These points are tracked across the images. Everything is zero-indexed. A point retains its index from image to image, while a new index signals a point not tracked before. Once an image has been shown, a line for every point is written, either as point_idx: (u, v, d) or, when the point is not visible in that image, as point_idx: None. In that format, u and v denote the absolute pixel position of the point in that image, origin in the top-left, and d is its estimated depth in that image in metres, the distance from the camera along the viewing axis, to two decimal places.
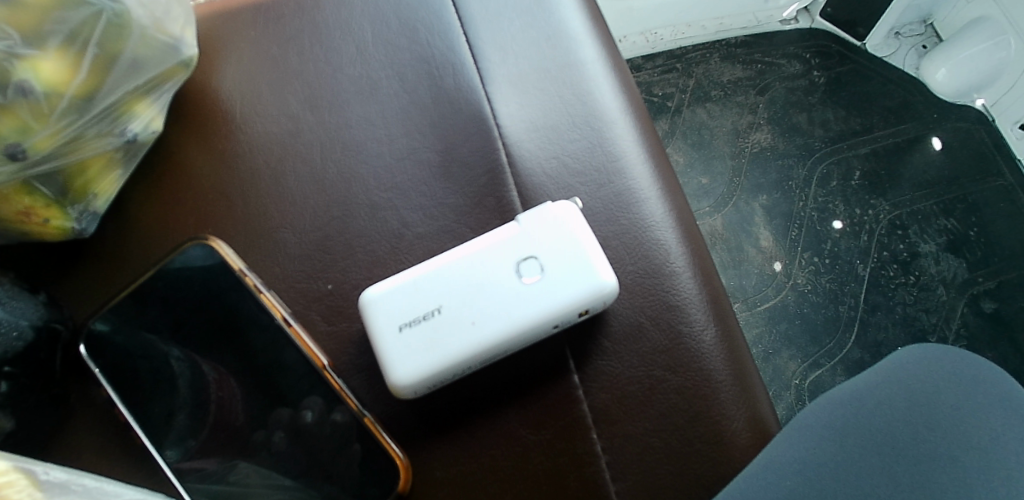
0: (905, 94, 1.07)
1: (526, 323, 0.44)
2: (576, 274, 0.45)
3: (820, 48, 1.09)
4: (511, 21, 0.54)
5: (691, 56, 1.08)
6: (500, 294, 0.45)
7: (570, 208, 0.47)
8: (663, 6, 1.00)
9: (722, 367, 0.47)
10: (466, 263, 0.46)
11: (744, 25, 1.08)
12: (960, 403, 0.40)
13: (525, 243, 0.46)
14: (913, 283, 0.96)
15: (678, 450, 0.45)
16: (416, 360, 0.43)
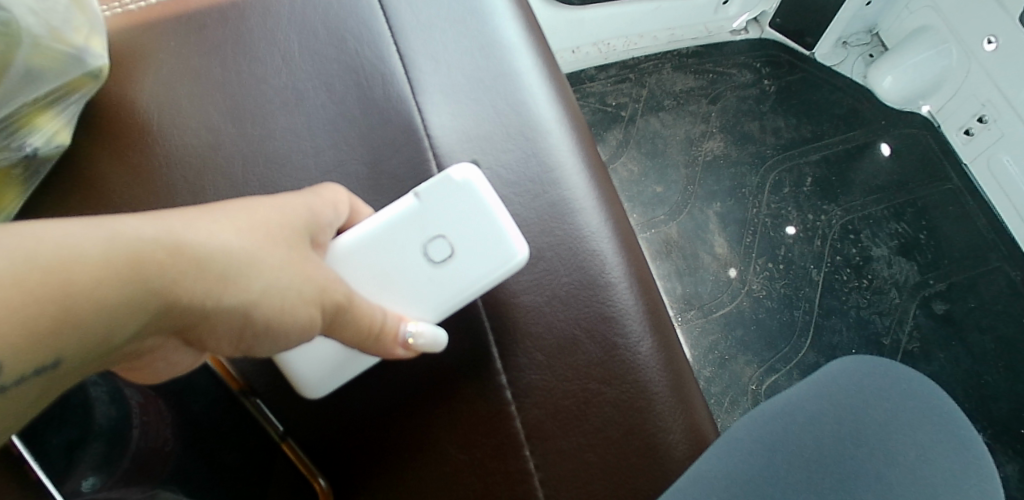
0: (852, 101, 1.09)
1: (442, 305, 0.46)
2: (486, 250, 0.46)
3: (769, 58, 1.11)
4: (444, 30, 0.53)
5: (644, 66, 1.09)
6: (413, 279, 0.46)
7: (473, 171, 0.47)
8: (614, 16, 1.00)
9: (659, 378, 0.47)
10: (371, 246, 0.46)
11: (696, 36, 1.09)
12: (887, 416, 0.40)
13: (431, 220, 0.47)
14: (866, 286, 0.97)
15: (613, 464, 0.45)
16: (327, 366, 0.45)
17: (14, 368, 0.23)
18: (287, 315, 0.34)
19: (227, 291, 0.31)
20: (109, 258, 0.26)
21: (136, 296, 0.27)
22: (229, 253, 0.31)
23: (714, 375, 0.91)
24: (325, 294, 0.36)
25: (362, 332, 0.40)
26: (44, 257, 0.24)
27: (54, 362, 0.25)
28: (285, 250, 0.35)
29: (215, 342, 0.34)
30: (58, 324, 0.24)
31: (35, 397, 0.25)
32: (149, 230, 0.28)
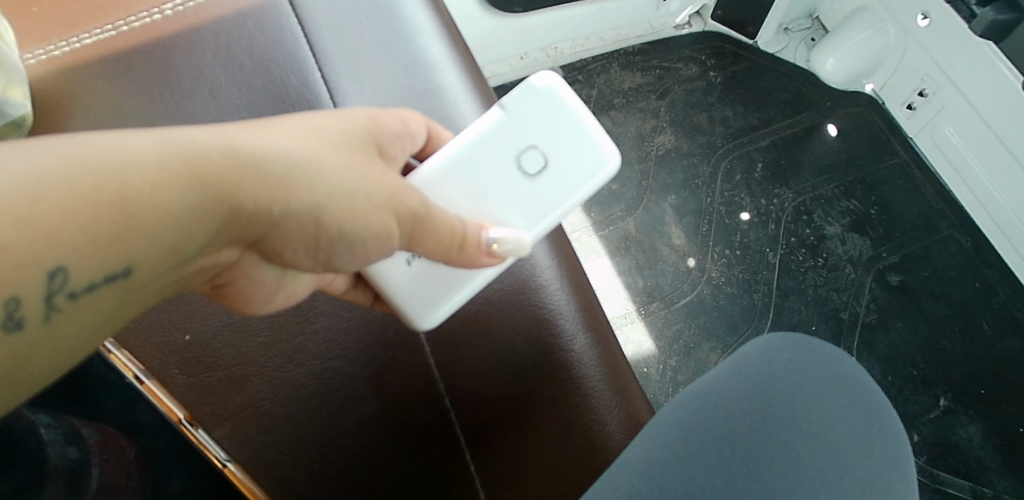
0: (797, 86, 1.12)
1: (544, 214, 0.50)
2: (580, 155, 0.50)
3: (714, 50, 1.14)
4: (369, 52, 0.55)
5: (592, 67, 1.12)
6: (512, 193, 0.51)
7: (555, 82, 0.50)
8: (557, 21, 1.02)
9: (594, 372, 0.49)
10: (470, 168, 0.51)
11: (641, 34, 1.11)
12: (790, 390, 0.44)
13: (522, 137, 0.51)
14: (821, 264, 1.00)
15: (551, 459, 0.48)
16: (432, 296, 0.48)
17: (85, 272, 0.28)
18: (351, 220, 0.38)
19: (287, 196, 0.34)
20: (164, 165, 0.29)
21: (201, 203, 0.30)
22: (287, 158, 0.34)
23: (680, 363, 0.93)
24: (395, 203, 0.39)
25: (448, 238, 0.43)
26: (97, 161, 0.27)
27: (126, 269, 0.29)
28: (351, 161, 0.38)
29: (290, 249, 0.38)
30: (120, 231, 0.28)
31: (114, 303, 0.30)
32: (206, 137, 0.31)
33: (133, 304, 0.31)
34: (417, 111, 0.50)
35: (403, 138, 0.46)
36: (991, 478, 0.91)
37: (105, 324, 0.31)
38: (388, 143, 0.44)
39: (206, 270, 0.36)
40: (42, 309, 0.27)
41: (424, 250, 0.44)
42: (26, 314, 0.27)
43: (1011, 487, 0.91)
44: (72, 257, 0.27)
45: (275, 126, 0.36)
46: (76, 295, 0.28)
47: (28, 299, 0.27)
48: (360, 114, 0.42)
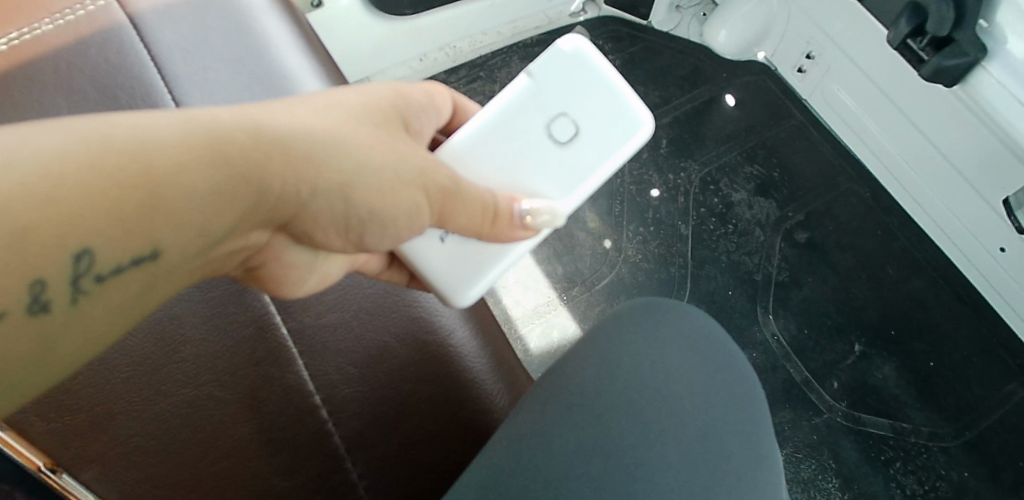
0: (693, 61, 1.15)
1: (577, 179, 0.56)
2: (608, 120, 0.56)
3: (611, 34, 1.16)
4: (223, 72, 0.57)
5: (492, 62, 1.13)
6: (546, 160, 0.56)
7: (583, 53, 0.55)
8: (451, 18, 1.03)
9: (474, 362, 0.55)
10: (504, 139, 0.57)
11: (537, 25, 1.13)
12: (641, 351, 0.51)
13: (553, 108, 0.56)
14: (732, 231, 1.03)
15: (435, 450, 0.53)
16: (468, 273, 0.54)
17: (110, 256, 0.29)
18: (379, 201, 0.41)
19: (313, 176, 0.36)
20: (190, 144, 0.30)
21: (227, 183, 0.32)
22: (309, 138, 0.36)
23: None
24: (420, 183, 0.43)
25: (481, 213, 0.48)
26: (121, 143, 0.28)
27: (152, 252, 0.31)
28: (376, 142, 0.41)
29: (319, 230, 0.41)
30: (150, 210, 0.29)
31: (139, 287, 0.32)
32: (232, 117, 0.33)
33: (160, 286, 0.33)
34: (444, 86, 0.56)
35: (422, 112, 0.51)
36: (910, 414, 0.95)
37: (131, 309, 0.33)
38: (409, 121, 0.48)
39: (234, 253, 0.39)
40: (69, 293, 0.29)
41: (456, 226, 0.48)
42: (52, 297, 0.28)
43: (928, 419, 0.95)
44: (104, 241, 0.28)
45: (295, 106, 0.38)
46: (102, 279, 0.30)
47: (55, 283, 0.28)
48: (378, 92, 0.45)
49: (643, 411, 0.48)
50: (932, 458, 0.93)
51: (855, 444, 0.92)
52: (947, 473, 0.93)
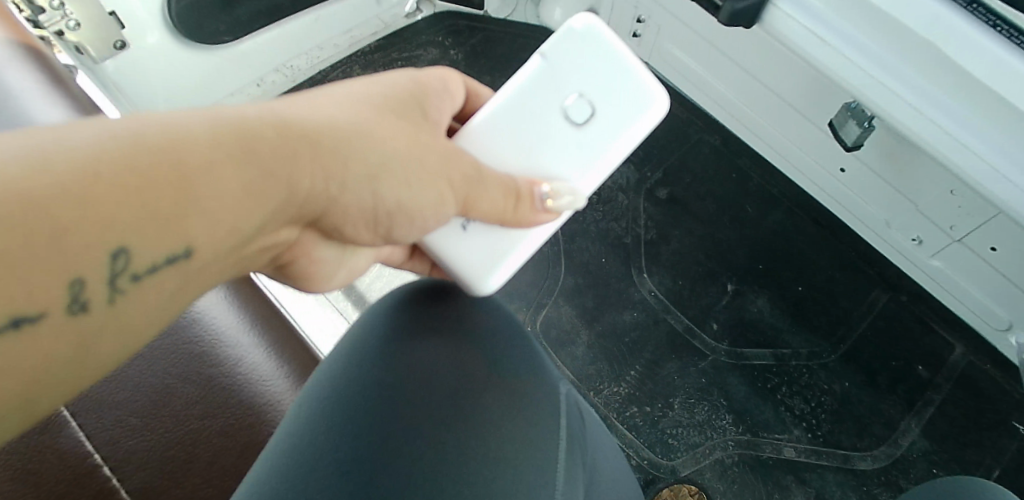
0: (535, 42, 1.18)
1: (594, 160, 0.58)
2: (622, 98, 0.58)
3: (450, 29, 1.18)
4: None
5: (333, 76, 1.14)
6: (562, 142, 0.58)
7: (597, 32, 0.57)
8: (280, 36, 1.01)
9: (276, 387, 0.59)
10: (519, 122, 0.59)
11: (373, 31, 1.13)
12: (450, 353, 0.47)
13: (567, 90, 0.58)
14: (596, 199, 1.06)
15: (231, 483, 0.55)
16: (487, 261, 0.59)
17: (147, 253, 0.29)
18: (399, 190, 0.44)
19: (338, 170, 0.38)
20: (218, 139, 0.31)
21: (260, 179, 0.33)
22: (330, 127, 0.38)
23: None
24: (440, 172, 0.46)
25: (502, 199, 0.52)
26: (153, 138, 0.29)
27: (186, 251, 0.31)
28: (398, 135, 0.43)
29: (348, 219, 0.43)
30: (182, 209, 0.29)
31: (173, 286, 0.32)
32: (257, 115, 0.34)
33: (193, 286, 0.33)
34: (457, 72, 0.57)
35: (443, 98, 0.53)
36: (788, 340, 1.00)
37: (161, 310, 0.32)
38: (432, 113, 0.51)
39: (266, 250, 0.39)
40: (106, 292, 0.29)
41: (479, 212, 0.52)
42: (90, 297, 0.28)
43: (805, 341, 1.00)
44: (135, 240, 0.28)
45: (313, 101, 0.40)
46: (139, 277, 0.30)
47: (94, 282, 0.28)
48: (387, 83, 0.47)
49: None
50: (814, 376, 0.98)
51: (741, 379, 0.96)
52: (830, 387, 0.98)
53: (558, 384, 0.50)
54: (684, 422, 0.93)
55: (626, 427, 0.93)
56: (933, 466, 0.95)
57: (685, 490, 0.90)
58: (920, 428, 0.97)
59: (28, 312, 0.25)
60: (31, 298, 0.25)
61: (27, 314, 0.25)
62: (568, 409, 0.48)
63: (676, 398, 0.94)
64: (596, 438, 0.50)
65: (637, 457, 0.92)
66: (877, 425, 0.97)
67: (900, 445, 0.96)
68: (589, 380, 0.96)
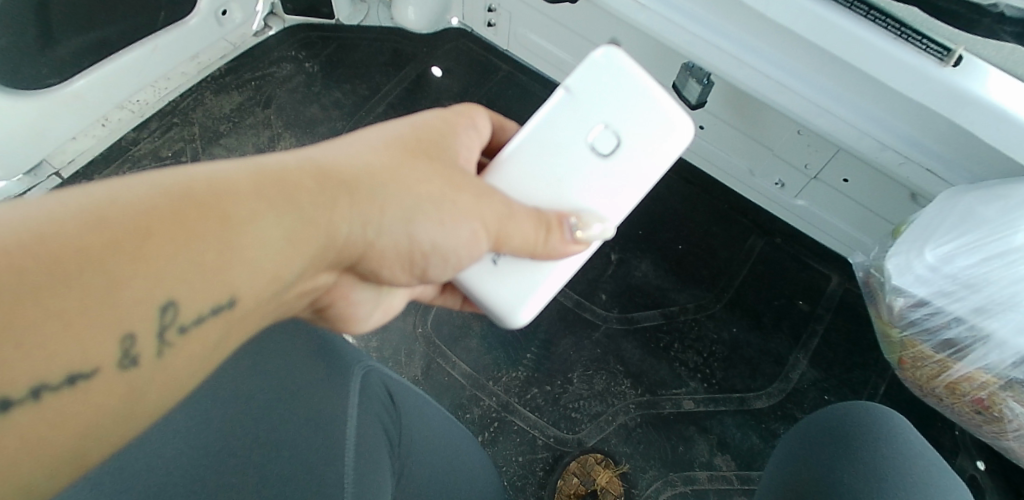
0: (392, 44, 1.19)
1: (624, 191, 0.54)
2: (649, 126, 0.54)
3: (302, 42, 1.19)
4: None
5: (184, 105, 1.13)
6: (587, 174, 0.55)
7: (620, 59, 0.54)
8: (115, 75, 0.97)
9: None
10: (542, 154, 0.56)
11: (222, 54, 1.14)
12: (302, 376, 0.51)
13: (593, 120, 0.55)
14: None
15: None
16: (518, 294, 0.56)
17: (192, 306, 0.31)
18: (438, 231, 0.44)
19: (374, 214, 0.39)
20: (256, 187, 0.33)
21: (298, 227, 0.34)
22: (366, 173, 0.40)
23: (380, 342, 0.99)
24: (480, 210, 0.45)
25: (533, 230, 0.49)
26: (197, 190, 0.31)
27: (230, 301, 0.32)
28: (437, 176, 0.44)
29: (386, 261, 0.44)
30: (222, 261, 0.31)
31: (218, 339, 0.33)
32: (296, 164, 0.36)
33: (238, 334, 0.34)
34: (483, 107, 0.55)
35: (471, 135, 0.51)
36: (674, 297, 1.03)
37: (209, 362, 0.34)
38: (461, 150, 0.49)
39: (307, 294, 0.41)
40: (155, 345, 0.30)
41: (511, 248, 0.50)
42: (141, 349, 0.30)
43: (691, 296, 1.04)
44: (182, 292, 0.30)
45: (351, 146, 0.42)
46: (185, 330, 0.31)
47: (144, 336, 0.29)
48: (426, 119, 0.48)
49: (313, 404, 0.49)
50: (704, 327, 1.02)
51: (634, 343, 1.00)
52: (719, 335, 1.01)
53: (356, 364, 0.55)
54: (584, 395, 0.96)
55: (528, 409, 0.95)
56: (823, 393, 0.99)
57: (592, 459, 0.92)
58: (807, 359, 1.01)
59: (82, 366, 0.27)
60: (84, 352, 0.27)
61: (81, 369, 0.27)
62: (365, 387, 0.53)
63: (574, 373, 0.97)
64: (403, 406, 0.55)
65: (542, 435, 0.94)
66: (767, 363, 1.00)
67: (790, 379, 1.00)
68: (487, 370, 0.98)
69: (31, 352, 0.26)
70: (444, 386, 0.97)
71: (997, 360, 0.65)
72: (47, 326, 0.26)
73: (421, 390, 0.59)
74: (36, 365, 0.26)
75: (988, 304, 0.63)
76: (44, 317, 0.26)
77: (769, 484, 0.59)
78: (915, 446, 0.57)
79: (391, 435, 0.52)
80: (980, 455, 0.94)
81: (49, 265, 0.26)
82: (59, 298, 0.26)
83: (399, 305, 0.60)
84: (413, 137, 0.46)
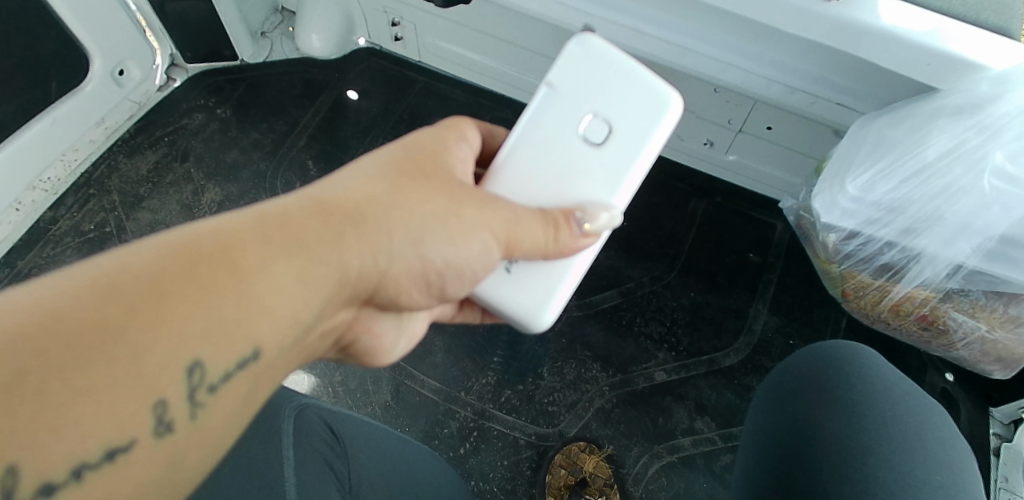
0: (303, 74, 1.17)
1: (626, 176, 0.52)
2: (638, 106, 0.51)
3: (210, 88, 1.16)
4: None
5: (98, 174, 1.09)
6: (586, 166, 0.52)
7: (598, 43, 0.52)
8: (20, 154, 0.97)
9: None
10: (537, 154, 0.53)
11: (129, 115, 1.12)
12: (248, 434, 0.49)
13: (582, 112, 0.52)
14: None
15: None
16: (539, 296, 0.53)
17: (218, 363, 0.31)
18: (449, 249, 0.44)
19: (383, 244, 0.39)
20: (261, 235, 0.34)
21: (308, 269, 0.35)
22: (369, 203, 0.39)
23: (344, 376, 0.97)
24: (486, 220, 0.45)
25: (541, 230, 0.47)
26: (204, 246, 0.31)
27: (254, 353, 0.32)
28: (440, 192, 0.43)
29: (403, 289, 0.44)
30: (241, 314, 0.32)
31: (246, 391, 0.33)
32: (296, 205, 0.37)
33: (266, 385, 0.34)
34: (467, 117, 0.53)
35: (465, 147, 0.50)
36: (629, 274, 1.04)
37: (239, 418, 0.34)
38: (458, 165, 0.48)
39: (327, 334, 0.41)
40: (188, 408, 0.30)
41: (524, 253, 0.48)
42: (173, 416, 0.30)
43: (644, 269, 1.04)
44: (207, 351, 0.30)
45: (350, 176, 0.41)
46: (214, 389, 0.31)
47: (175, 400, 0.29)
48: (422, 135, 0.47)
49: (262, 455, 0.47)
50: (661, 297, 1.03)
51: (598, 326, 1.00)
52: (679, 301, 1.02)
53: (287, 405, 0.52)
54: (558, 387, 0.97)
55: (505, 412, 0.95)
56: (788, 338, 1.00)
57: (576, 448, 0.93)
58: (767, 308, 1.02)
59: (119, 440, 0.27)
60: (120, 425, 0.27)
61: (118, 443, 0.27)
62: (309, 431, 0.51)
63: (544, 367, 0.98)
64: (349, 440, 0.54)
65: (524, 435, 0.94)
66: (729, 320, 1.01)
67: (755, 330, 1.01)
68: (458, 381, 0.97)
69: (62, 433, 0.26)
70: (417, 407, 0.95)
71: (932, 275, 0.68)
72: (78, 404, 0.26)
73: (365, 419, 0.58)
74: (65, 447, 0.26)
75: (916, 224, 0.65)
76: (75, 397, 0.26)
77: (751, 447, 0.57)
78: (886, 370, 0.57)
79: (338, 472, 0.51)
80: (946, 367, 0.96)
81: (71, 344, 0.26)
82: (85, 374, 0.26)
83: (420, 329, 0.57)
84: (414, 155, 0.45)
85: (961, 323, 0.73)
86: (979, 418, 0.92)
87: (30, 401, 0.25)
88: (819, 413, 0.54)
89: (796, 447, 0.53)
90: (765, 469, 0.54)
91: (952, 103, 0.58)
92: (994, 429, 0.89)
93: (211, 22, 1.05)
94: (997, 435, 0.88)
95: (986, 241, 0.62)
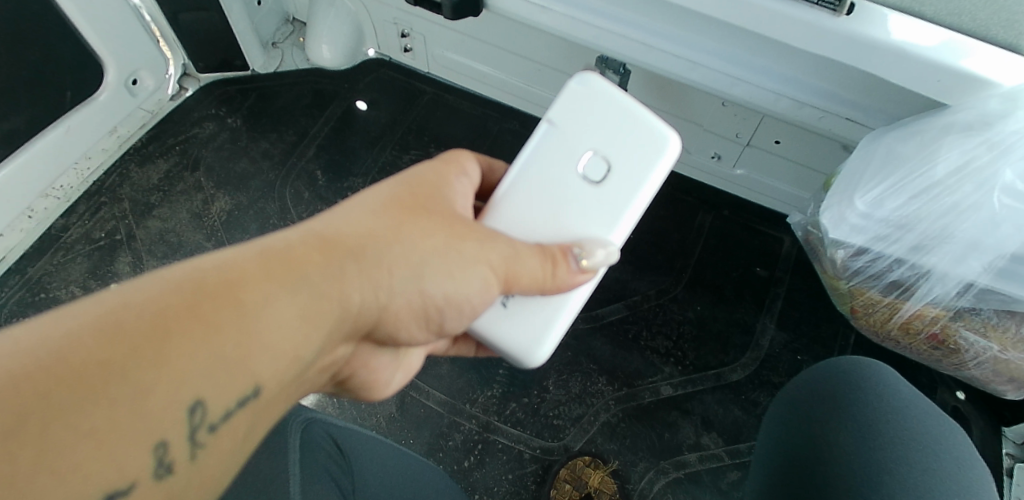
0: (313, 85, 1.19)
1: (622, 214, 0.51)
2: (636, 145, 0.51)
3: (221, 98, 1.18)
4: None
5: (109, 182, 1.11)
6: (584, 204, 0.52)
7: (599, 83, 0.52)
8: (34, 162, 0.98)
9: None
10: (536, 191, 0.53)
11: (142, 123, 1.13)
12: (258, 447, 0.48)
13: (581, 150, 0.52)
14: None
15: None
16: (533, 333, 0.53)
17: (219, 403, 0.31)
18: (449, 283, 0.43)
19: (381, 281, 0.39)
20: (265, 270, 0.34)
21: (307, 308, 0.35)
22: (371, 238, 0.39)
23: None
24: (486, 256, 0.44)
25: (539, 264, 0.47)
26: (207, 282, 0.32)
27: (254, 391, 0.33)
28: (442, 227, 0.43)
29: (403, 323, 0.44)
30: (241, 354, 0.32)
31: (245, 430, 0.33)
32: (300, 239, 0.37)
33: (266, 421, 0.35)
34: (469, 153, 0.53)
35: (465, 182, 0.49)
36: (635, 287, 1.04)
37: (238, 455, 0.34)
38: (457, 199, 0.48)
39: (326, 369, 0.41)
40: (188, 448, 0.31)
41: (521, 287, 0.47)
42: (174, 457, 0.30)
43: (652, 282, 1.04)
44: (207, 390, 0.31)
45: (352, 207, 0.41)
46: (215, 427, 0.32)
47: (176, 441, 0.30)
48: (424, 167, 0.47)
49: (267, 470, 0.47)
50: (668, 311, 1.02)
51: (604, 339, 1.00)
52: (685, 315, 1.02)
53: (295, 420, 0.52)
54: (563, 400, 0.96)
55: (510, 425, 0.95)
56: (795, 353, 0.99)
57: (580, 462, 0.92)
58: (775, 323, 1.01)
59: (117, 484, 0.28)
60: (119, 469, 0.28)
61: (118, 486, 0.28)
62: (316, 446, 0.51)
63: (550, 380, 0.97)
64: (356, 458, 0.54)
65: (528, 448, 0.93)
66: (736, 335, 1.00)
67: (761, 345, 1.00)
68: (463, 393, 0.97)
69: (64, 478, 0.26)
70: (422, 418, 0.95)
71: (942, 293, 0.67)
72: (80, 447, 0.26)
73: (376, 435, 0.58)
74: (68, 492, 0.26)
75: (925, 241, 0.65)
76: (78, 440, 0.26)
77: (762, 467, 0.56)
78: (904, 393, 0.55)
79: (343, 486, 0.51)
80: (957, 385, 0.95)
81: (74, 385, 0.27)
82: (88, 417, 0.27)
83: (417, 362, 0.57)
84: (415, 188, 0.45)
85: (973, 343, 0.72)
86: (991, 437, 0.91)
87: (33, 445, 0.25)
88: (835, 433, 0.53)
89: (804, 468, 0.52)
90: (775, 489, 0.53)
91: (961, 120, 0.58)
92: (1007, 449, 0.89)
93: (222, 32, 1.06)
94: (1010, 455, 0.89)
95: (997, 259, 0.61)
